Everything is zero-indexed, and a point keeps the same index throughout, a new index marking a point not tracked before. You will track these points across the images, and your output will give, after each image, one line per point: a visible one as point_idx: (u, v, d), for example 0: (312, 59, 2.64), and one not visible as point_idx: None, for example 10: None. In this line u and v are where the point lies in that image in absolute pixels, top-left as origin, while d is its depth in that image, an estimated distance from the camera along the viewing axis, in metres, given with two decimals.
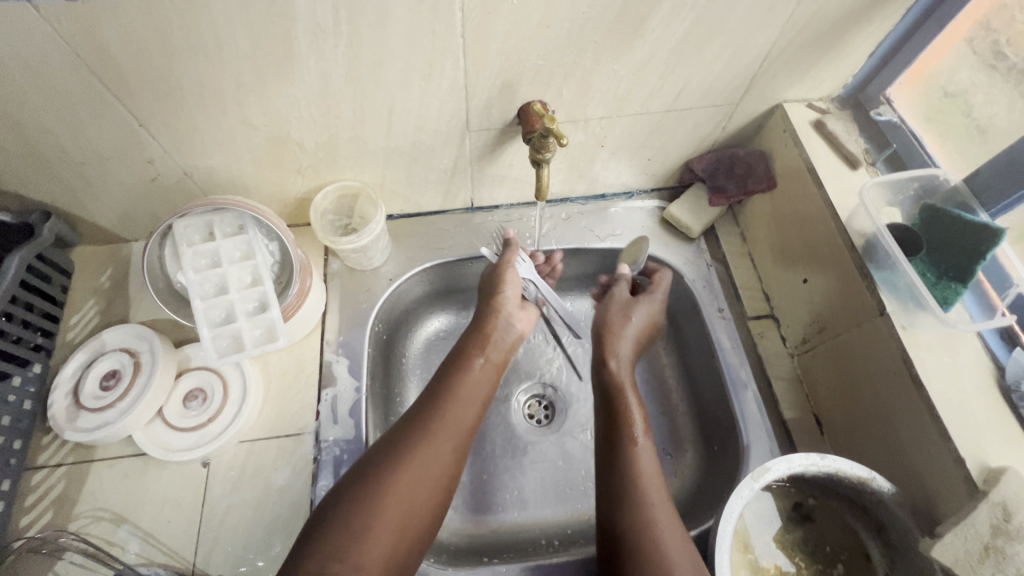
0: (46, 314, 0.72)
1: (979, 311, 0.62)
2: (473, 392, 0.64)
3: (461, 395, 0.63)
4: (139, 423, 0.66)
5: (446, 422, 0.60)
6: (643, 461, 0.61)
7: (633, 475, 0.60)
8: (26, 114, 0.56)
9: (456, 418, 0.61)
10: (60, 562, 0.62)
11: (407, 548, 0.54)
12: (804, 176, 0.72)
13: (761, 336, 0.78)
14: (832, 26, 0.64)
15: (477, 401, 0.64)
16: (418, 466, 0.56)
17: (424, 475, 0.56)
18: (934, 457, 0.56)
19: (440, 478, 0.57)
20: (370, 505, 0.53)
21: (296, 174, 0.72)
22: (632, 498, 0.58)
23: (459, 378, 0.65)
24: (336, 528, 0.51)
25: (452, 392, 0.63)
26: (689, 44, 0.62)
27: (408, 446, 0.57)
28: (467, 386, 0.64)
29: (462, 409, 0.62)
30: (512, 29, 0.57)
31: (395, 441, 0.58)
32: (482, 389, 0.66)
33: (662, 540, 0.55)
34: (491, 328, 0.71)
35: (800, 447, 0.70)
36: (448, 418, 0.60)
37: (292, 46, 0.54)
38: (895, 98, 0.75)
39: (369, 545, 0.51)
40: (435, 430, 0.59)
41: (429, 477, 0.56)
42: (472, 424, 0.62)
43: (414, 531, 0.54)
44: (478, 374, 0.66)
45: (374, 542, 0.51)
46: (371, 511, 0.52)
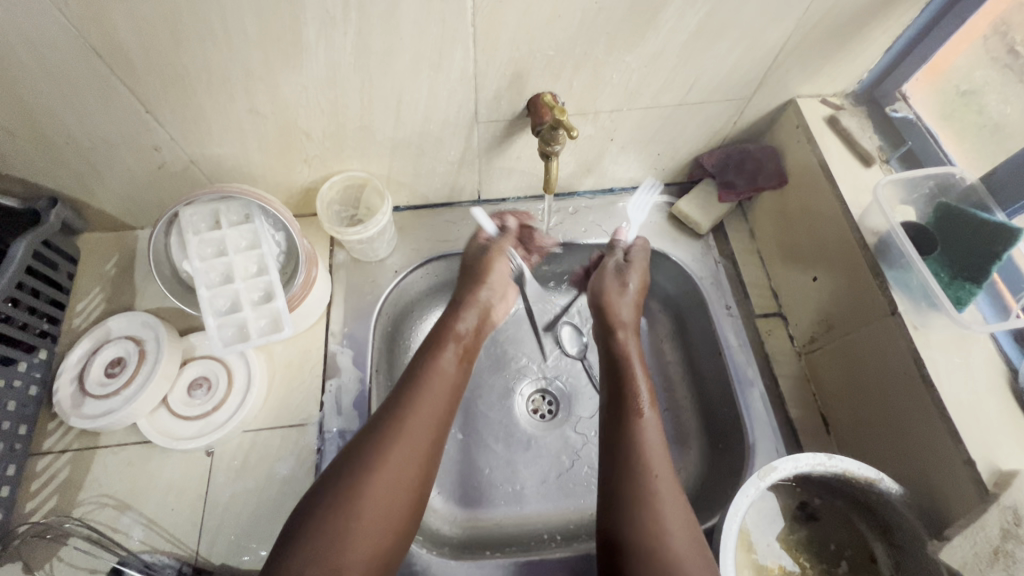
0: (52, 301, 0.72)
1: (992, 312, 0.61)
2: (438, 389, 0.62)
3: (429, 390, 0.62)
4: (143, 411, 0.66)
5: (416, 417, 0.59)
6: (650, 428, 0.60)
7: (640, 442, 0.59)
8: (33, 98, 0.56)
9: (426, 412, 0.60)
10: (65, 548, 0.62)
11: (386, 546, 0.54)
12: (817, 172, 0.71)
13: (768, 335, 0.77)
14: (849, 20, 0.62)
15: (446, 391, 0.63)
16: (389, 468, 0.55)
17: (396, 475, 0.55)
18: (944, 459, 0.55)
19: (409, 478, 0.56)
20: (352, 506, 0.53)
21: (303, 164, 0.72)
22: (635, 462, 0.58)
23: (424, 376, 0.63)
24: (312, 534, 0.51)
25: (421, 387, 0.62)
26: (702, 37, 0.61)
27: (378, 447, 0.56)
28: (431, 387, 0.62)
29: (432, 404, 0.61)
30: (523, 19, 0.56)
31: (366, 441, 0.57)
32: (449, 382, 0.64)
33: (662, 512, 0.54)
34: (457, 323, 0.69)
35: (806, 446, 0.69)
36: (413, 416, 0.59)
37: (300, 33, 0.54)
38: (912, 94, 0.73)
39: (345, 550, 0.51)
40: (404, 425, 0.58)
41: (398, 479, 0.55)
42: (442, 417, 0.61)
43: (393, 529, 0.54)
44: (447, 369, 0.64)
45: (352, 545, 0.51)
46: (347, 516, 0.52)
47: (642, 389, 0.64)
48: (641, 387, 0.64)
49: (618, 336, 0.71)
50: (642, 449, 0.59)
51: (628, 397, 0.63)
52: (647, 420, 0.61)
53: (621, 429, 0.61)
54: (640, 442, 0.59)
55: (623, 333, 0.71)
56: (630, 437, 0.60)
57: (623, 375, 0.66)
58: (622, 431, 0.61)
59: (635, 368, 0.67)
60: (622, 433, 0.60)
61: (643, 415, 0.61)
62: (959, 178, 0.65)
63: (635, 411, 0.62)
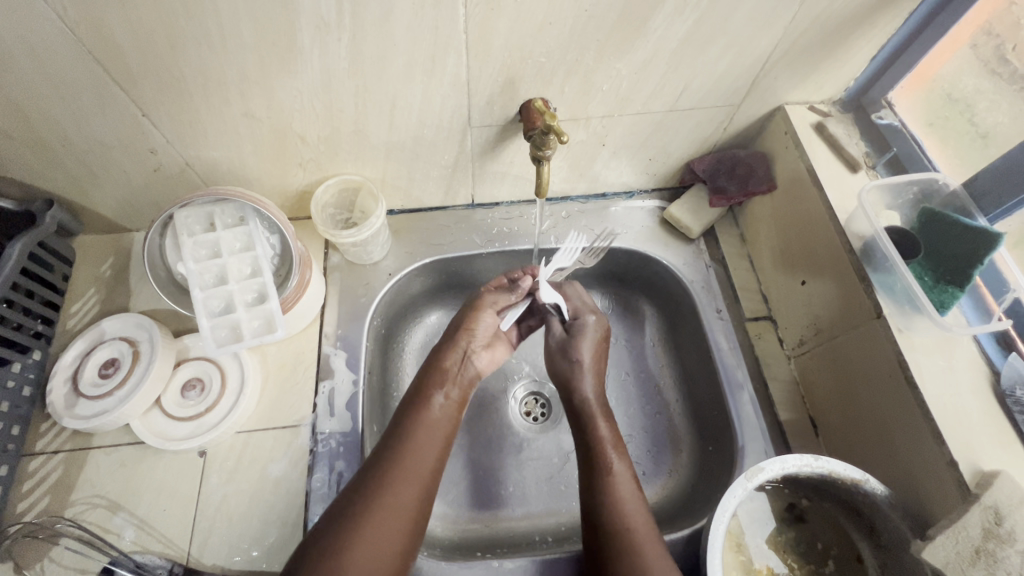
0: (46, 301, 0.73)
1: (975, 316, 0.62)
2: (430, 437, 0.60)
3: (419, 440, 0.59)
4: (136, 411, 0.67)
5: (401, 466, 0.57)
6: (622, 484, 0.59)
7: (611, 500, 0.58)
8: (30, 101, 0.56)
9: (415, 460, 0.58)
10: (55, 548, 0.62)
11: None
12: (805, 178, 0.72)
13: (758, 338, 0.78)
14: (833, 29, 0.64)
15: (436, 443, 0.60)
16: (379, 524, 0.53)
17: (382, 534, 0.53)
18: (926, 459, 0.56)
19: (392, 539, 0.53)
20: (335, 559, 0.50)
21: (298, 168, 0.72)
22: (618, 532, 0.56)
23: (414, 423, 0.60)
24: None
25: (410, 431, 0.60)
26: (691, 44, 0.62)
27: (371, 498, 0.54)
28: (421, 436, 0.60)
29: (422, 451, 0.59)
30: (515, 25, 0.57)
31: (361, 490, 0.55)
32: (443, 430, 0.62)
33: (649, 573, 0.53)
34: (446, 364, 0.66)
35: (795, 448, 0.70)
36: (406, 466, 0.57)
37: (295, 39, 0.55)
38: (897, 102, 0.75)
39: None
40: (393, 480, 0.56)
41: (387, 534, 0.53)
42: (434, 467, 0.59)
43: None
44: (437, 417, 0.62)
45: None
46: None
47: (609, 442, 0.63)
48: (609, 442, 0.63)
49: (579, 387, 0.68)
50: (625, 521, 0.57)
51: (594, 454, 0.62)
52: (619, 473, 0.60)
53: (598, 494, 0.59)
54: (627, 525, 0.56)
55: (579, 388, 0.68)
56: (610, 505, 0.58)
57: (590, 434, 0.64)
58: (598, 496, 0.59)
59: (600, 425, 0.65)
60: (600, 499, 0.59)
61: (614, 472, 0.60)
62: (943, 184, 0.66)
63: (605, 469, 0.60)
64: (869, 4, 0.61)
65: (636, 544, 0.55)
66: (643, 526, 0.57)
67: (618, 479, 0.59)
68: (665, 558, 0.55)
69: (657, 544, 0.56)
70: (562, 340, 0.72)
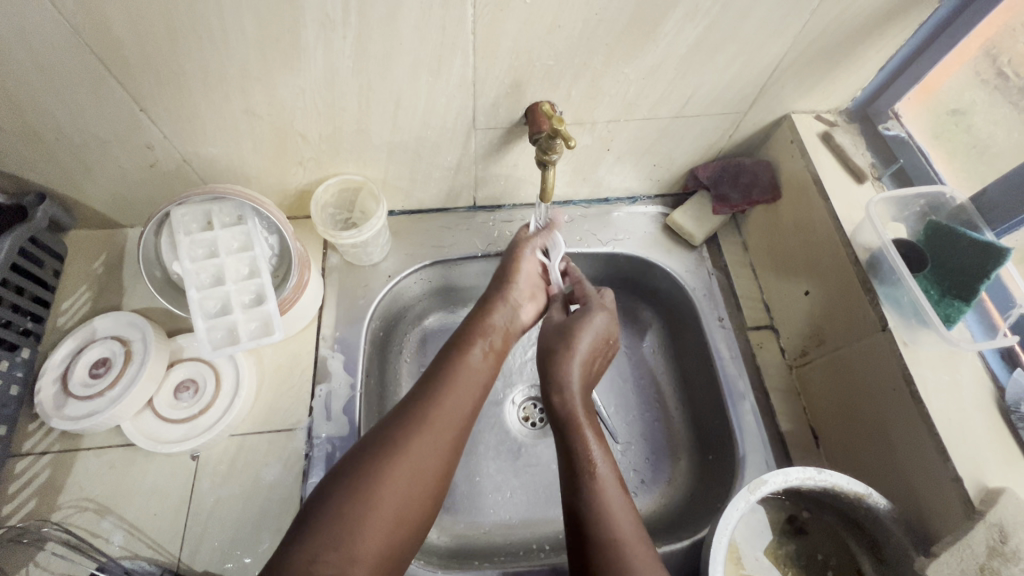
0: (36, 298, 0.71)
1: (981, 331, 0.62)
2: (468, 385, 0.61)
3: (456, 389, 0.60)
4: (127, 413, 0.65)
5: (440, 412, 0.58)
6: (609, 493, 0.56)
7: (598, 506, 0.55)
8: (24, 92, 0.55)
9: (453, 407, 0.59)
10: (42, 553, 0.61)
11: (406, 533, 0.52)
12: (810, 187, 0.72)
13: (760, 347, 0.77)
14: (842, 39, 0.64)
15: (473, 391, 0.62)
16: (413, 457, 0.54)
17: (416, 469, 0.54)
18: (930, 473, 0.56)
19: (426, 474, 0.55)
20: (365, 497, 0.51)
21: (298, 166, 0.71)
22: (603, 531, 0.53)
23: (453, 372, 0.62)
24: (328, 522, 0.49)
25: (449, 382, 0.61)
26: (700, 51, 0.62)
27: (403, 437, 0.55)
28: (454, 385, 0.61)
29: (458, 400, 0.60)
30: (523, 28, 0.56)
31: (391, 430, 0.56)
32: (477, 378, 0.63)
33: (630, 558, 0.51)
34: (491, 318, 0.68)
35: (796, 459, 0.69)
36: (438, 411, 0.58)
37: (299, 36, 0.53)
38: (903, 113, 0.75)
39: (362, 536, 0.49)
40: (427, 424, 0.56)
41: (419, 472, 0.54)
42: (466, 416, 0.60)
43: (411, 523, 0.53)
44: (474, 364, 0.63)
45: (370, 531, 0.50)
46: (363, 506, 0.51)
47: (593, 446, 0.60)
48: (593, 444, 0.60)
49: (564, 395, 0.64)
50: (609, 522, 0.54)
51: (581, 453, 0.59)
52: (605, 479, 0.57)
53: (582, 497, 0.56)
54: (614, 530, 0.53)
55: (561, 390, 0.65)
56: (596, 514, 0.54)
57: (573, 432, 0.61)
58: (583, 499, 0.56)
59: (585, 430, 0.61)
60: (587, 502, 0.56)
61: (599, 476, 0.57)
62: (949, 198, 0.66)
63: (589, 473, 0.57)
64: (879, 15, 0.61)
65: (623, 553, 0.52)
66: (632, 532, 0.53)
67: (605, 483, 0.56)
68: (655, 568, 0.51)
69: (648, 551, 0.53)
70: (558, 324, 0.71)
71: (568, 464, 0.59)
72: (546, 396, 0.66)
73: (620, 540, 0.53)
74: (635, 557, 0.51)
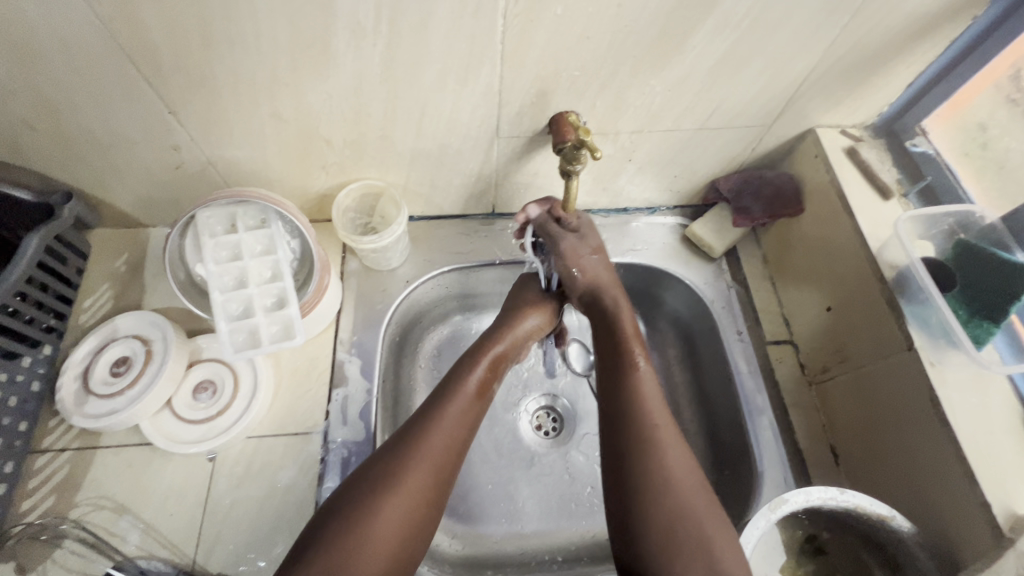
0: (60, 295, 0.72)
1: (1009, 353, 0.61)
2: (456, 429, 0.58)
3: (443, 432, 0.57)
4: (147, 412, 0.65)
5: (425, 464, 0.54)
6: (646, 381, 0.59)
7: (637, 392, 0.58)
8: (57, 92, 0.56)
9: (439, 455, 0.56)
10: (59, 550, 0.61)
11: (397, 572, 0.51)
12: (835, 202, 0.71)
13: (779, 362, 0.76)
14: (871, 54, 0.63)
15: (461, 435, 0.58)
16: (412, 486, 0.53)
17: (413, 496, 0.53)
18: (956, 497, 0.55)
19: (422, 502, 0.53)
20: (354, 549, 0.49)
21: (321, 171, 0.71)
22: (639, 423, 0.55)
23: (442, 414, 0.58)
24: (325, 548, 0.49)
25: (438, 426, 0.57)
26: (727, 64, 0.61)
27: (390, 493, 0.52)
28: (444, 427, 0.57)
29: (446, 446, 0.56)
30: (552, 38, 0.56)
31: (379, 482, 0.53)
32: (468, 421, 0.60)
33: (677, 487, 0.52)
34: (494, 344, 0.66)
35: (816, 478, 0.68)
36: (427, 459, 0.55)
37: (330, 42, 0.54)
38: (931, 129, 0.74)
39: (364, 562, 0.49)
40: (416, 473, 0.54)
41: (408, 518, 0.52)
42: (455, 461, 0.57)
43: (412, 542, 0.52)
44: (464, 406, 0.60)
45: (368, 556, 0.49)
46: (354, 557, 0.49)
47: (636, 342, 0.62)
48: (634, 341, 0.62)
49: (608, 293, 0.65)
50: (650, 415, 0.56)
51: (620, 350, 0.61)
52: (643, 369, 0.60)
53: (621, 382, 0.59)
54: (651, 419, 0.56)
55: (607, 291, 0.66)
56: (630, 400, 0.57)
57: (614, 326, 0.63)
58: (622, 385, 0.59)
59: (626, 326, 0.63)
60: (625, 389, 0.58)
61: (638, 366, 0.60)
62: (979, 217, 0.66)
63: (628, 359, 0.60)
64: (909, 31, 0.61)
65: (657, 435, 0.54)
66: (664, 418, 0.56)
67: (643, 377, 0.59)
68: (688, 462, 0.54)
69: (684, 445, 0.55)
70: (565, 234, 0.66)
71: (607, 354, 0.62)
72: (591, 294, 0.66)
73: (653, 427, 0.55)
74: (679, 467, 0.53)
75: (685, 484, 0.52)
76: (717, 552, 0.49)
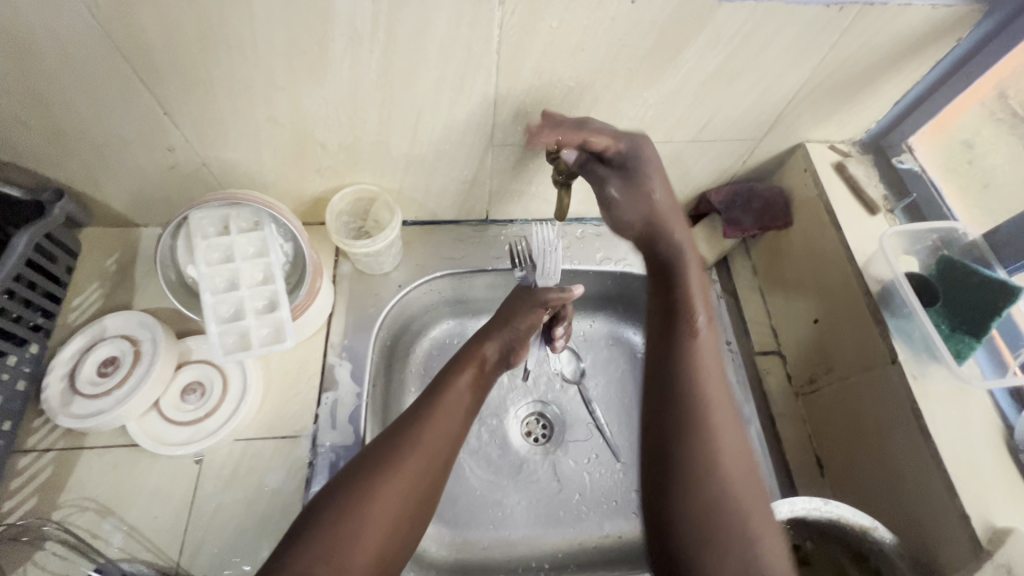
0: (48, 294, 0.71)
1: (990, 367, 0.62)
2: (456, 408, 0.60)
3: (441, 413, 0.59)
4: (133, 413, 0.65)
5: (425, 443, 0.56)
6: (705, 346, 0.58)
7: (693, 354, 0.57)
8: (51, 90, 0.56)
9: (438, 433, 0.57)
10: (40, 552, 0.60)
11: (394, 544, 0.52)
12: (823, 216, 0.73)
13: (766, 373, 0.77)
14: (860, 73, 0.64)
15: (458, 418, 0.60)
16: (412, 473, 0.54)
17: (407, 485, 0.53)
18: (936, 507, 0.56)
19: (417, 489, 0.54)
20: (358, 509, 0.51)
21: (316, 174, 0.72)
22: (690, 398, 0.54)
23: (440, 394, 0.61)
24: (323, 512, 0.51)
25: (436, 404, 0.60)
26: (720, 78, 0.62)
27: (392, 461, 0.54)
28: (442, 408, 0.60)
29: (446, 424, 0.59)
30: (548, 49, 0.57)
31: (382, 448, 0.55)
32: (466, 404, 0.62)
33: (729, 474, 0.51)
34: (483, 348, 0.67)
35: (801, 488, 0.69)
36: (426, 435, 0.57)
37: (328, 47, 0.54)
38: (918, 146, 0.75)
39: (357, 548, 0.49)
40: (416, 448, 0.55)
41: (408, 489, 0.53)
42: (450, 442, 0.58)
43: (402, 533, 0.53)
44: (462, 390, 0.62)
45: (362, 545, 0.49)
46: (352, 519, 0.50)
47: (694, 291, 0.61)
48: (697, 299, 0.60)
49: (672, 234, 0.64)
50: (705, 389, 0.55)
51: (680, 310, 0.60)
52: (704, 335, 0.58)
53: (676, 352, 0.57)
54: (703, 400, 0.54)
55: (676, 233, 0.64)
56: (698, 387, 0.55)
57: (680, 278, 0.62)
58: (677, 356, 0.57)
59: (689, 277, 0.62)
60: (682, 357, 0.57)
61: (699, 330, 0.58)
62: (962, 233, 0.67)
63: (690, 328, 0.58)
64: (896, 52, 0.62)
65: (712, 423, 0.53)
66: (722, 403, 0.55)
67: (703, 341, 0.58)
68: (746, 471, 0.52)
69: (738, 451, 0.52)
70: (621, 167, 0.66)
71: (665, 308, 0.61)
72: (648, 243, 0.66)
73: (709, 411, 0.53)
74: (727, 444, 0.52)
75: (734, 470, 0.51)
76: (767, 550, 0.48)
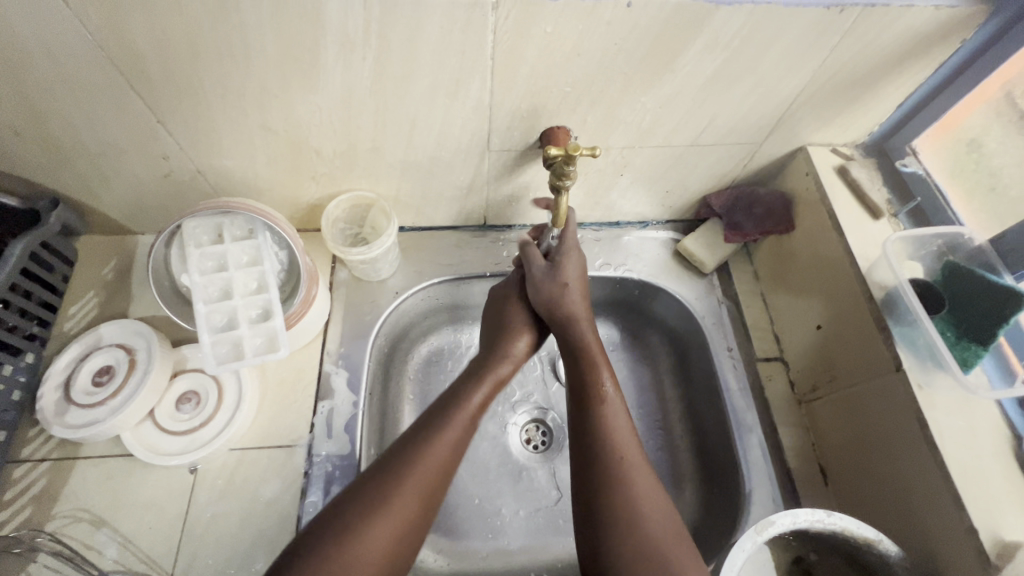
0: (44, 303, 0.71)
1: (997, 376, 0.61)
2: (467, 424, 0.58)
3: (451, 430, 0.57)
4: (127, 423, 0.64)
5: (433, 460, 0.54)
6: (614, 413, 0.58)
7: (601, 423, 0.57)
8: (43, 99, 0.55)
9: (447, 452, 0.55)
10: (33, 564, 0.60)
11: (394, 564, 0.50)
12: (825, 221, 0.71)
13: (768, 380, 0.76)
14: (861, 75, 0.63)
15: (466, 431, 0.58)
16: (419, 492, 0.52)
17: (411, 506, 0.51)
18: (943, 518, 0.55)
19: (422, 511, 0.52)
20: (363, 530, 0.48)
21: (311, 181, 0.71)
22: (607, 455, 0.55)
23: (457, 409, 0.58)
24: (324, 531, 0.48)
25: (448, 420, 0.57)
26: (718, 82, 0.61)
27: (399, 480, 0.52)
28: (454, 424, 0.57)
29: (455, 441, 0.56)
30: (543, 53, 0.56)
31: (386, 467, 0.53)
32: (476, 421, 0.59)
33: (645, 518, 0.51)
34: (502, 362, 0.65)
35: (804, 498, 0.68)
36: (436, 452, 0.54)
37: (319, 55, 0.54)
38: (921, 149, 0.74)
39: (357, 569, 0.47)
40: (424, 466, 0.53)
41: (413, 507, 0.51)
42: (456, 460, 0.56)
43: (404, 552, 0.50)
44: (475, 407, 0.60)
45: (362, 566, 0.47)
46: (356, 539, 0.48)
47: (603, 375, 0.62)
48: (603, 372, 0.62)
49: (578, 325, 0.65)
50: (618, 447, 0.55)
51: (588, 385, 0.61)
52: (611, 402, 0.59)
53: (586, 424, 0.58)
54: (621, 458, 0.55)
55: (583, 323, 0.65)
56: (601, 432, 0.57)
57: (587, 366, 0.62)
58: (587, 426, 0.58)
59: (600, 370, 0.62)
60: (592, 422, 0.58)
61: (606, 397, 0.60)
62: (967, 238, 0.66)
63: (598, 396, 0.60)
64: (898, 53, 0.61)
65: (625, 467, 0.54)
66: (634, 452, 0.56)
67: (611, 409, 0.58)
68: (655, 483, 0.54)
69: (646, 468, 0.55)
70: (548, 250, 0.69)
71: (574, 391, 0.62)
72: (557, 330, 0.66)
73: (624, 462, 0.54)
74: (645, 493, 0.53)
75: (655, 526, 0.51)
76: None
